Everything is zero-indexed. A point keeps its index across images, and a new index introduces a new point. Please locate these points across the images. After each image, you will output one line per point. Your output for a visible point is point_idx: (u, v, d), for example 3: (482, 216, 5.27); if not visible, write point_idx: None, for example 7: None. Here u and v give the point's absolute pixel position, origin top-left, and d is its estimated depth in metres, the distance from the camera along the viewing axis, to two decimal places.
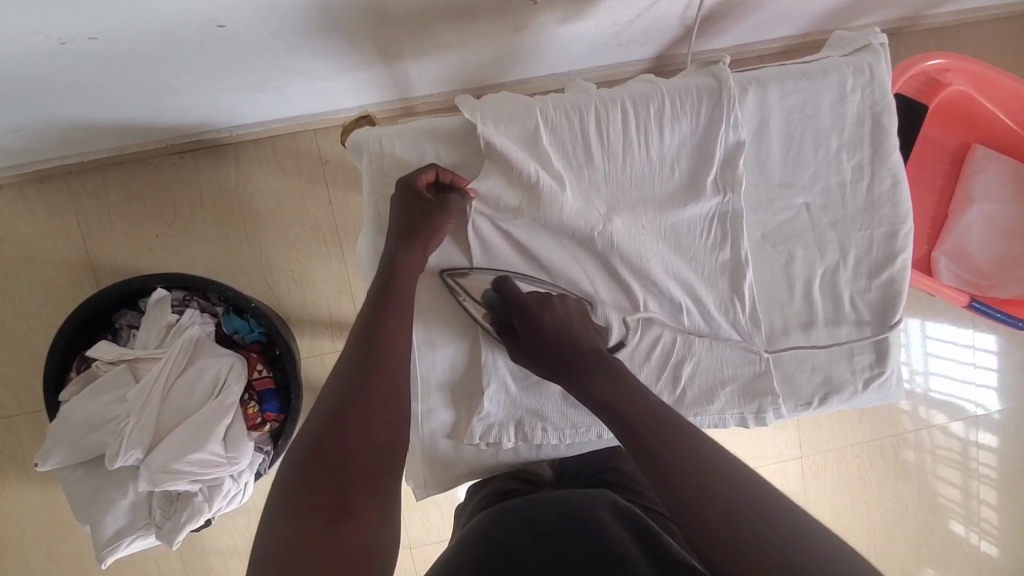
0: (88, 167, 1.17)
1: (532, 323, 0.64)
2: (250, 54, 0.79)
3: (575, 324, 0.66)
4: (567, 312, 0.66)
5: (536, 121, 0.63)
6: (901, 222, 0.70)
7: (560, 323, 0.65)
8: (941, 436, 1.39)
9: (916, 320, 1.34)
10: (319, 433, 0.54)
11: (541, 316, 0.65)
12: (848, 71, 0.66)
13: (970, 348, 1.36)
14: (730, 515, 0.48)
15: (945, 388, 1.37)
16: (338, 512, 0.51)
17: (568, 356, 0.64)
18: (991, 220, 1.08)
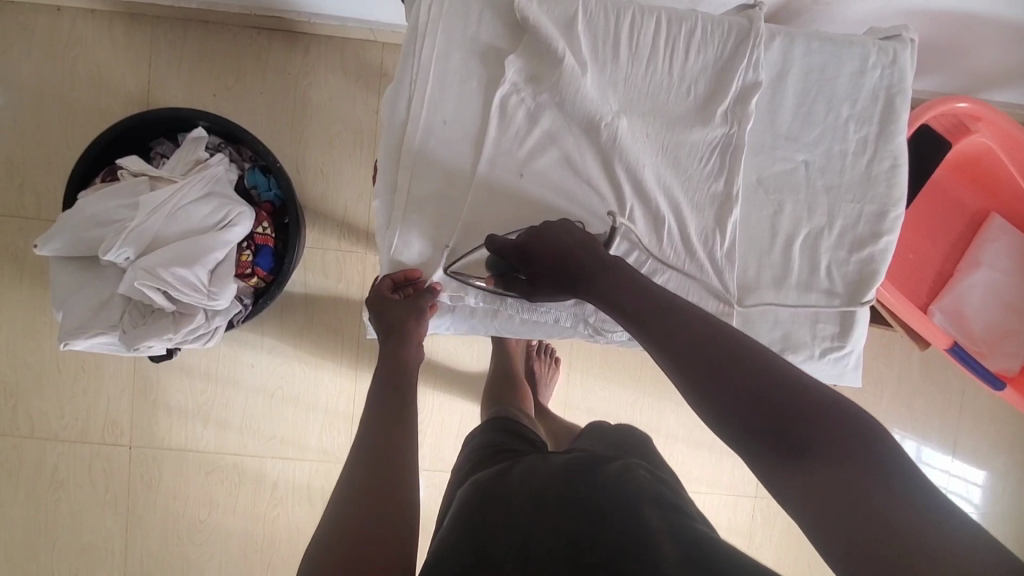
0: (176, 18, 1.27)
1: (532, 246, 0.65)
2: None
3: (567, 237, 0.65)
4: (555, 232, 0.66)
5: (577, 9, 0.69)
6: (891, 204, 0.73)
7: (560, 242, 0.65)
8: None
9: (916, 442, 1.36)
10: (350, 469, 0.58)
11: (532, 237, 0.66)
12: (874, 49, 0.71)
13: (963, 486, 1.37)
14: (769, 402, 0.46)
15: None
16: (371, 504, 0.54)
17: (577, 264, 0.63)
18: (995, 290, 1.09)
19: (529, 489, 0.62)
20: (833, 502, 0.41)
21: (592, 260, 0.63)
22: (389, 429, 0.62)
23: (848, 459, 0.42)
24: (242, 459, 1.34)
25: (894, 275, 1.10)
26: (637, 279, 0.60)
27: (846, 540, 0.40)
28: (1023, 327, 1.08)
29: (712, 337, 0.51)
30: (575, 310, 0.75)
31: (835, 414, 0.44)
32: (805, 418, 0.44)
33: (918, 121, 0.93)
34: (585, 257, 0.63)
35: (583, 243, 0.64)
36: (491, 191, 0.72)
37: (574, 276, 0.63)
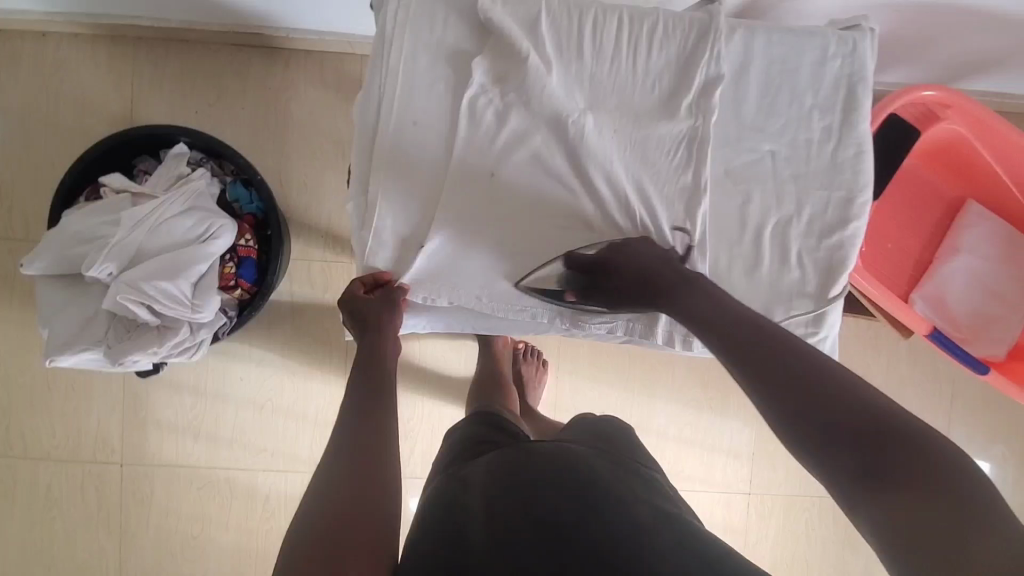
0: (158, 38, 1.29)
1: (613, 262, 0.69)
2: None
3: (643, 254, 0.69)
4: (637, 248, 0.69)
5: (540, 10, 0.70)
6: (858, 190, 0.74)
7: (642, 259, 0.68)
8: None
9: None
10: (327, 470, 0.56)
11: (615, 254, 0.69)
12: (833, 38, 0.72)
13: None
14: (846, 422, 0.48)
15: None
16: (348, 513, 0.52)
17: (659, 283, 0.66)
18: (976, 275, 1.09)
19: (528, 480, 0.59)
20: (906, 512, 0.42)
21: (674, 278, 0.66)
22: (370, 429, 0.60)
23: (912, 465, 0.44)
24: (234, 473, 1.34)
25: (874, 265, 1.10)
26: (718, 292, 0.63)
27: (902, 537, 0.42)
28: (1006, 313, 1.09)
29: (792, 355, 0.54)
30: (552, 307, 0.76)
31: (924, 444, 0.45)
32: (872, 425, 0.47)
33: (887, 111, 0.94)
34: (666, 275, 0.66)
35: (667, 261, 0.67)
36: (463, 191, 0.73)
37: (653, 291, 0.67)
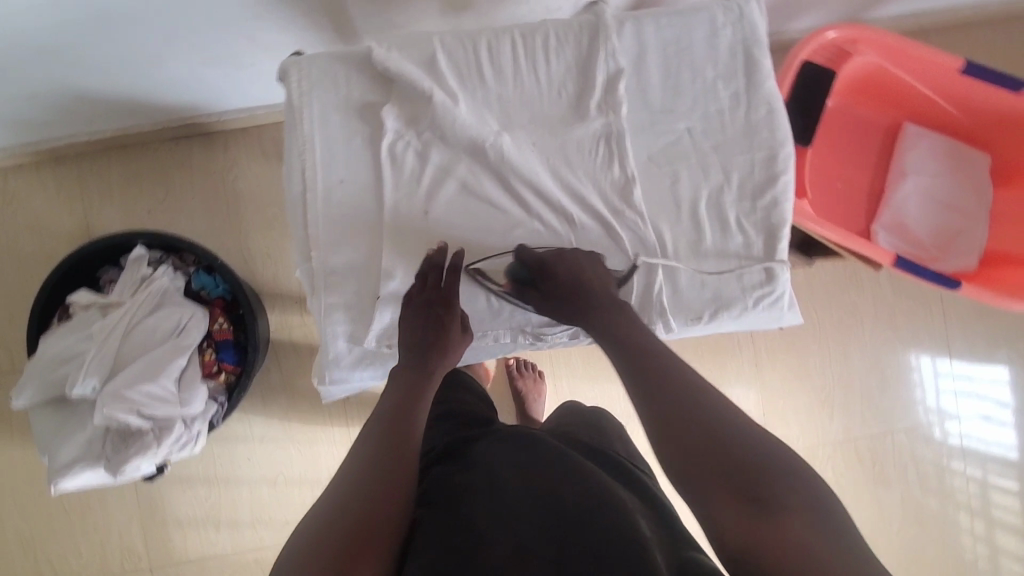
0: (97, 150, 1.32)
1: (548, 268, 0.71)
2: (218, 20, 0.91)
3: (585, 270, 0.71)
4: (576, 263, 0.71)
5: (434, 50, 0.73)
6: (779, 146, 0.75)
7: (575, 270, 0.71)
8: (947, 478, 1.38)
9: (928, 358, 1.38)
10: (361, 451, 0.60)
11: (554, 264, 0.71)
12: (719, 10, 0.74)
13: (989, 388, 1.38)
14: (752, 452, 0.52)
15: (958, 427, 1.38)
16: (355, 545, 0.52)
17: (581, 297, 0.70)
18: (926, 195, 1.11)
19: (535, 463, 0.60)
20: (761, 531, 0.48)
21: (603, 302, 0.70)
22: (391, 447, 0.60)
23: (793, 506, 0.49)
24: (264, 552, 1.34)
25: (829, 207, 1.11)
26: (633, 322, 0.68)
27: (749, 557, 0.48)
28: (966, 224, 1.10)
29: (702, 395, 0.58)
30: (514, 326, 0.77)
31: (809, 495, 0.49)
32: (760, 465, 0.51)
33: (799, 60, 0.96)
34: (592, 294, 0.70)
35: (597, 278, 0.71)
36: (402, 235, 0.74)
37: (576, 306, 0.70)
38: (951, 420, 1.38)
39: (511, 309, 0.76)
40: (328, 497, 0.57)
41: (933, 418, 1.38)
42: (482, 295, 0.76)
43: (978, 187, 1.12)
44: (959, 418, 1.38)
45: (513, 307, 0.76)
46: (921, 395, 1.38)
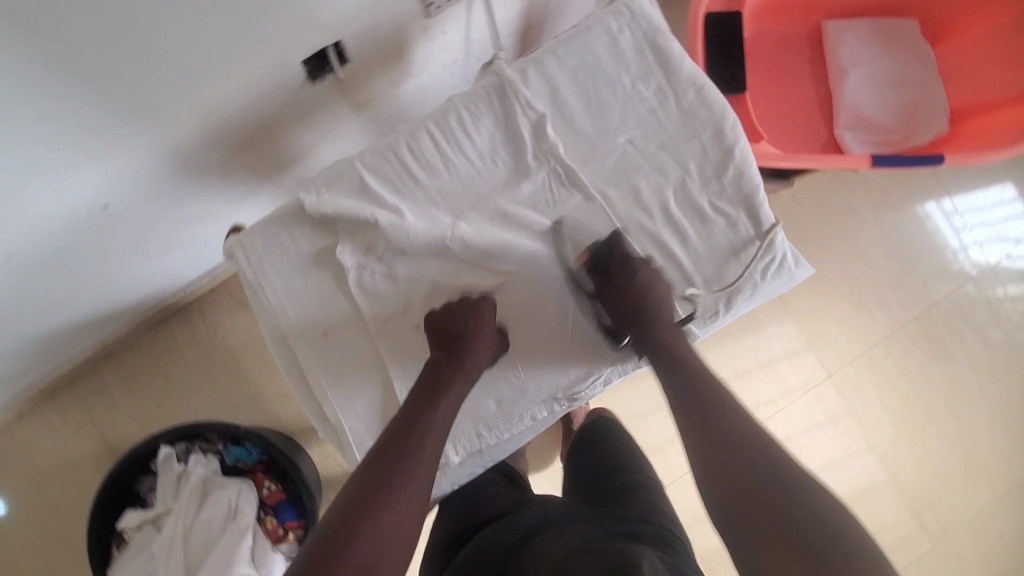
0: (85, 368, 1.31)
1: (631, 272, 0.71)
2: (145, 217, 0.90)
3: (655, 285, 0.71)
4: (652, 276, 0.71)
5: (359, 173, 0.71)
6: (722, 119, 0.73)
7: (647, 280, 0.71)
8: (995, 323, 1.43)
9: (932, 205, 1.44)
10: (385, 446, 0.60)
11: (637, 270, 0.71)
12: (609, 17, 0.72)
13: (997, 206, 1.44)
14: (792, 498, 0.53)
15: (984, 253, 1.43)
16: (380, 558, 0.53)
17: (634, 315, 0.71)
18: (873, 82, 1.09)
19: (589, 525, 0.62)
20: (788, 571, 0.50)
21: (661, 319, 0.70)
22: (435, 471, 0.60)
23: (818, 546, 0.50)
24: None
25: (786, 133, 1.10)
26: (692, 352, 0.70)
27: None
28: (921, 94, 1.08)
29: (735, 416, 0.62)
30: (546, 397, 0.74)
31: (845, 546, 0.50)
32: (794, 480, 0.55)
33: (704, 15, 0.93)
34: (654, 307, 0.70)
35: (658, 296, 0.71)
36: (404, 358, 0.72)
37: (626, 322, 0.72)
38: (976, 249, 1.43)
39: (537, 382, 0.73)
40: (362, 484, 0.57)
41: (963, 255, 1.43)
42: (505, 380, 0.73)
43: (919, 53, 1.09)
44: (984, 245, 1.43)
45: (538, 378, 0.73)
46: (943, 239, 1.43)
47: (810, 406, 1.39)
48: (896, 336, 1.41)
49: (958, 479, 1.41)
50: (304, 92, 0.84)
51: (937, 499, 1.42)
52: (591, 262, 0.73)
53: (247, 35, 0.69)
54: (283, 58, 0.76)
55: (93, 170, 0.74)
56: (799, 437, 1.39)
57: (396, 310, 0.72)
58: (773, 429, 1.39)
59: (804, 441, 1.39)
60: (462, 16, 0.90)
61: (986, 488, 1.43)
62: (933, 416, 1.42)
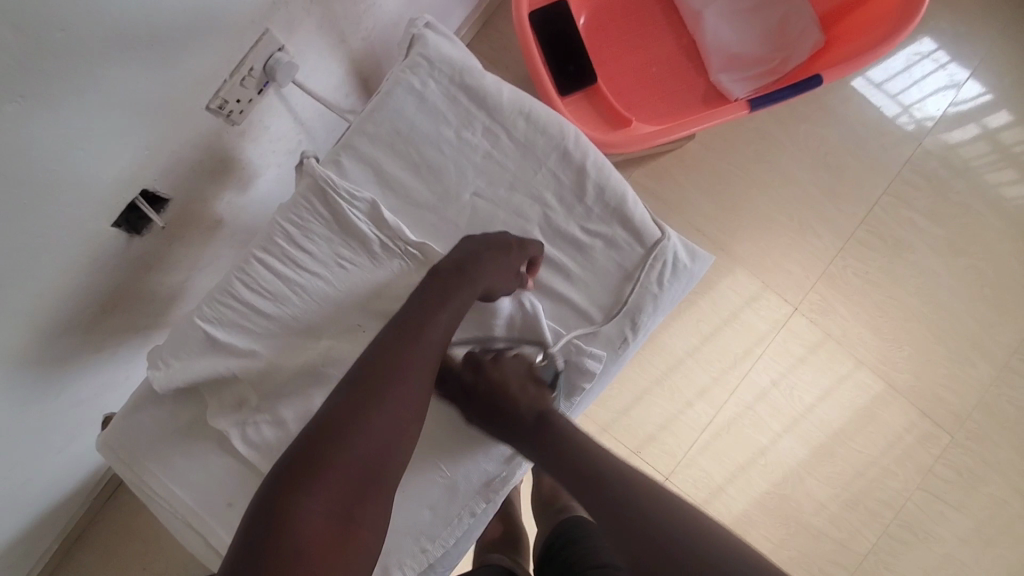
0: (61, 559, 1.26)
1: (472, 391, 0.64)
2: (29, 420, 0.84)
3: (507, 386, 0.64)
4: (503, 374, 0.65)
5: (200, 327, 0.65)
6: (562, 138, 0.67)
7: (500, 381, 0.64)
8: (946, 197, 1.37)
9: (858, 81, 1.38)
10: (338, 425, 0.53)
11: (478, 386, 0.64)
12: (407, 74, 0.67)
13: (921, 59, 1.38)
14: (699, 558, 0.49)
15: (926, 108, 1.37)
16: (341, 543, 0.50)
17: (513, 418, 0.64)
18: (732, 13, 1.02)
19: None
20: None
21: (526, 418, 0.63)
22: (393, 444, 0.55)
23: None
24: None
25: (661, 98, 1.03)
26: (575, 433, 0.62)
27: None
28: (785, 9, 1.01)
29: (622, 479, 0.57)
30: (477, 489, 0.68)
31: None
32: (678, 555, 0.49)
33: (525, 17, 0.87)
34: (512, 410, 0.64)
35: (529, 389, 0.64)
36: None
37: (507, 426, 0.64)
38: (918, 105, 1.37)
39: (463, 475, 0.67)
40: (307, 464, 0.51)
41: (906, 118, 1.37)
42: (430, 485, 0.67)
43: None
44: (923, 101, 1.38)
45: (463, 470, 0.67)
46: (880, 111, 1.37)
47: (788, 344, 1.35)
48: (849, 246, 1.36)
49: (951, 363, 1.37)
50: (137, 246, 0.78)
51: (941, 390, 1.37)
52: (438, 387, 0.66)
53: (31, 233, 0.63)
54: (89, 231, 0.69)
55: None
56: (786, 378, 1.35)
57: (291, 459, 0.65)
58: (758, 378, 1.34)
59: (792, 380, 1.35)
60: (278, 106, 0.84)
61: (985, 363, 1.38)
62: (910, 310, 1.37)
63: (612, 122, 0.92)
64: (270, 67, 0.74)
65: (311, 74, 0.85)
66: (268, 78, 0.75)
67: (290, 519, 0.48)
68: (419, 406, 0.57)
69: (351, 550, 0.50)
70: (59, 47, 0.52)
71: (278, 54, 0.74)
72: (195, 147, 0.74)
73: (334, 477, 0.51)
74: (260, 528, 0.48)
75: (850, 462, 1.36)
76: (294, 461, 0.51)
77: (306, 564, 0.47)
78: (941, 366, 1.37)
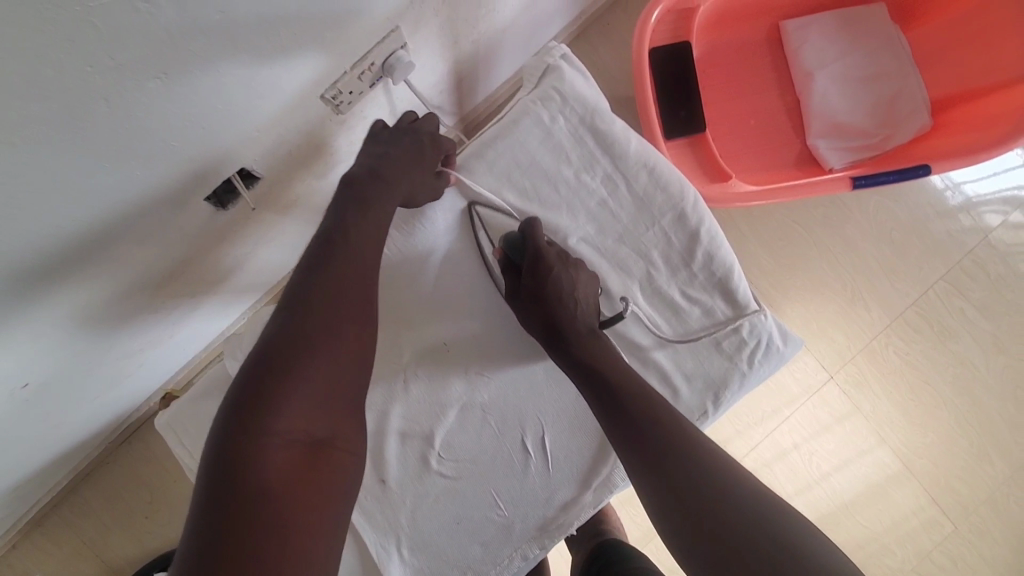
0: (66, 493, 1.26)
1: (543, 274, 0.64)
2: (78, 369, 0.84)
3: (576, 289, 0.64)
4: (573, 277, 0.65)
5: None
6: (680, 200, 0.67)
7: (568, 278, 0.64)
8: (996, 290, 1.35)
9: None
10: (269, 349, 0.55)
11: (549, 275, 0.64)
12: (538, 105, 0.67)
13: None
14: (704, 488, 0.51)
15: (983, 188, 1.36)
16: (313, 466, 0.53)
17: (563, 319, 0.63)
18: (843, 79, 1.00)
19: None
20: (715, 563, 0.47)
21: (578, 327, 0.63)
22: (341, 371, 0.57)
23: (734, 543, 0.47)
24: None
25: (756, 154, 1.01)
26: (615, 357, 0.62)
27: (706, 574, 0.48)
28: (897, 87, 0.99)
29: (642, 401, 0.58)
30: (532, 533, 0.67)
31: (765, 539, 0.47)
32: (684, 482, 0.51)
33: (647, 51, 0.85)
34: (567, 309, 0.63)
35: (586, 300, 0.65)
36: (375, 518, 0.66)
37: (552, 328, 0.63)
38: (972, 184, 1.36)
39: (521, 516, 0.67)
40: (256, 403, 0.52)
41: (956, 194, 1.36)
42: (487, 520, 0.66)
43: (889, 43, 1.00)
44: (976, 180, 1.36)
45: (521, 510, 0.67)
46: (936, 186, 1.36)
47: (816, 410, 1.34)
48: (896, 324, 1.35)
49: (971, 458, 1.34)
50: (220, 218, 0.76)
51: (957, 482, 1.34)
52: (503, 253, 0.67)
53: (131, 200, 0.61)
54: (184, 205, 0.67)
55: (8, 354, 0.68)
56: (808, 443, 1.34)
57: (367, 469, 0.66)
58: (781, 439, 1.34)
59: (813, 446, 1.34)
60: (381, 100, 0.81)
61: (1004, 463, 1.34)
62: (941, 398, 1.35)
63: (708, 176, 0.92)
64: (389, 65, 0.72)
65: (419, 72, 0.83)
66: (382, 74, 0.73)
67: (255, 461, 0.50)
68: (364, 328, 0.59)
69: (327, 468, 0.54)
70: (214, 28, 0.50)
71: (400, 53, 0.72)
72: (298, 134, 0.72)
73: (292, 409, 0.53)
74: (223, 472, 0.49)
75: (853, 536, 1.34)
76: (243, 402, 0.53)
77: (284, 498, 0.50)
78: (962, 459, 1.34)
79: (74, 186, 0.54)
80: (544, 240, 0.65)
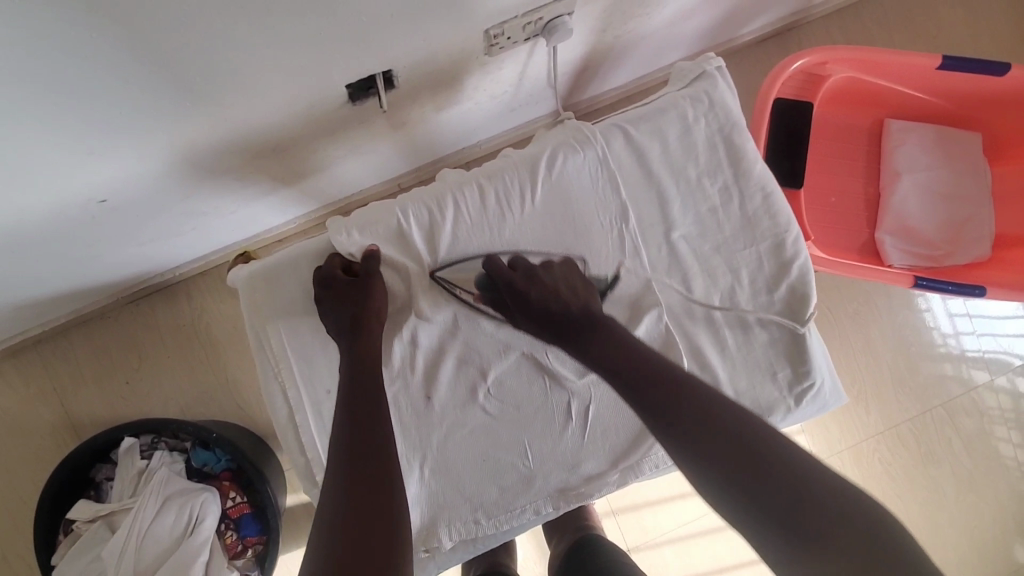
0: (56, 333, 1.24)
1: (525, 289, 0.67)
2: (148, 207, 0.84)
3: (561, 284, 0.68)
4: (554, 275, 0.68)
5: (398, 219, 0.69)
6: (784, 231, 0.71)
7: (555, 284, 0.68)
8: (988, 432, 1.41)
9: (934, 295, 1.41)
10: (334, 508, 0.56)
11: (530, 283, 0.68)
12: (686, 103, 0.70)
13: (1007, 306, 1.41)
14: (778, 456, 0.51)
15: (975, 344, 1.42)
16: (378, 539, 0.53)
17: (567, 313, 0.66)
18: (926, 189, 1.06)
19: None
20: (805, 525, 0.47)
21: (578, 316, 0.66)
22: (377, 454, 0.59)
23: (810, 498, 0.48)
24: None
25: (829, 228, 1.07)
26: (619, 336, 0.65)
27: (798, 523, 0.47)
28: (971, 212, 1.04)
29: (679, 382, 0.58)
30: (550, 492, 0.71)
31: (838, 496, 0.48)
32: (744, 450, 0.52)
33: (773, 99, 0.91)
34: (564, 306, 0.67)
35: (573, 293, 0.68)
36: (408, 431, 0.70)
37: (565, 330, 0.66)
38: (969, 339, 1.41)
39: (545, 472, 0.71)
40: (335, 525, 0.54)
41: (949, 342, 1.41)
42: (514, 466, 0.71)
43: (977, 170, 1.06)
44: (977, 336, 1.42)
45: (548, 467, 0.71)
46: (934, 322, 1.41)
47: None
48: (890, 434, 1.40)
49: None
50: (344, 111, 0.78)
51: None
52: (480, 293, 0.70)
53: (293, 63, 0.64)
54: (330, 84, 0.71)
55: (108, 164, 0.70)
56: None
57: (425, 380, 0.71)
58: None
59: None
60: (524, 56, 0.85)
61: None
62: (909, 517, 1.39)
63: None
64: (553, 25, 0.76)
65: (566, 44, 0.87)
66: (544, 30, 0.77)
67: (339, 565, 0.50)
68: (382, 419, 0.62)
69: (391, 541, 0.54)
70: None
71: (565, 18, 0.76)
72: (451, 57, 0.76)
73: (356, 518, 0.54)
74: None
75: None
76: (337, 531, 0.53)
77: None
78: None
79: (262, 34, 0.58)
80: (504, 261, 0.69)
